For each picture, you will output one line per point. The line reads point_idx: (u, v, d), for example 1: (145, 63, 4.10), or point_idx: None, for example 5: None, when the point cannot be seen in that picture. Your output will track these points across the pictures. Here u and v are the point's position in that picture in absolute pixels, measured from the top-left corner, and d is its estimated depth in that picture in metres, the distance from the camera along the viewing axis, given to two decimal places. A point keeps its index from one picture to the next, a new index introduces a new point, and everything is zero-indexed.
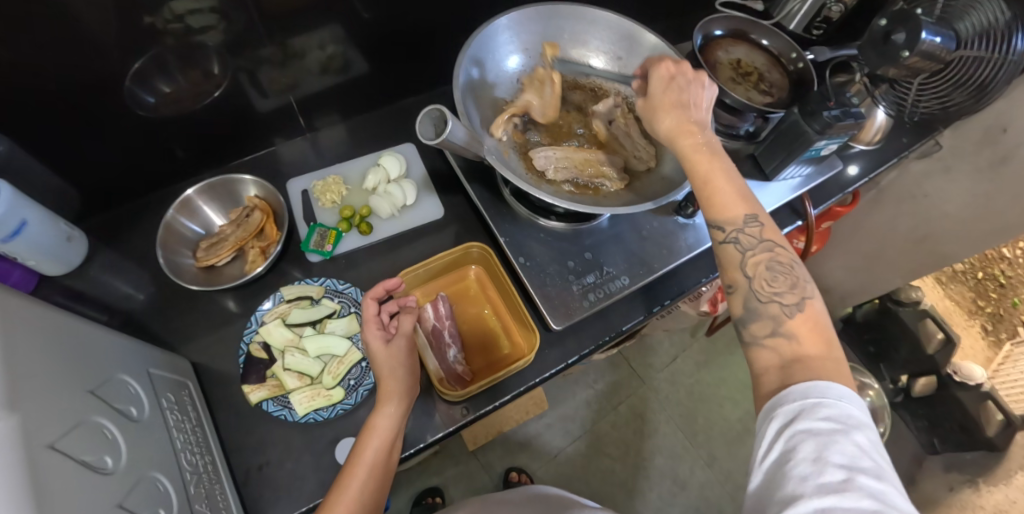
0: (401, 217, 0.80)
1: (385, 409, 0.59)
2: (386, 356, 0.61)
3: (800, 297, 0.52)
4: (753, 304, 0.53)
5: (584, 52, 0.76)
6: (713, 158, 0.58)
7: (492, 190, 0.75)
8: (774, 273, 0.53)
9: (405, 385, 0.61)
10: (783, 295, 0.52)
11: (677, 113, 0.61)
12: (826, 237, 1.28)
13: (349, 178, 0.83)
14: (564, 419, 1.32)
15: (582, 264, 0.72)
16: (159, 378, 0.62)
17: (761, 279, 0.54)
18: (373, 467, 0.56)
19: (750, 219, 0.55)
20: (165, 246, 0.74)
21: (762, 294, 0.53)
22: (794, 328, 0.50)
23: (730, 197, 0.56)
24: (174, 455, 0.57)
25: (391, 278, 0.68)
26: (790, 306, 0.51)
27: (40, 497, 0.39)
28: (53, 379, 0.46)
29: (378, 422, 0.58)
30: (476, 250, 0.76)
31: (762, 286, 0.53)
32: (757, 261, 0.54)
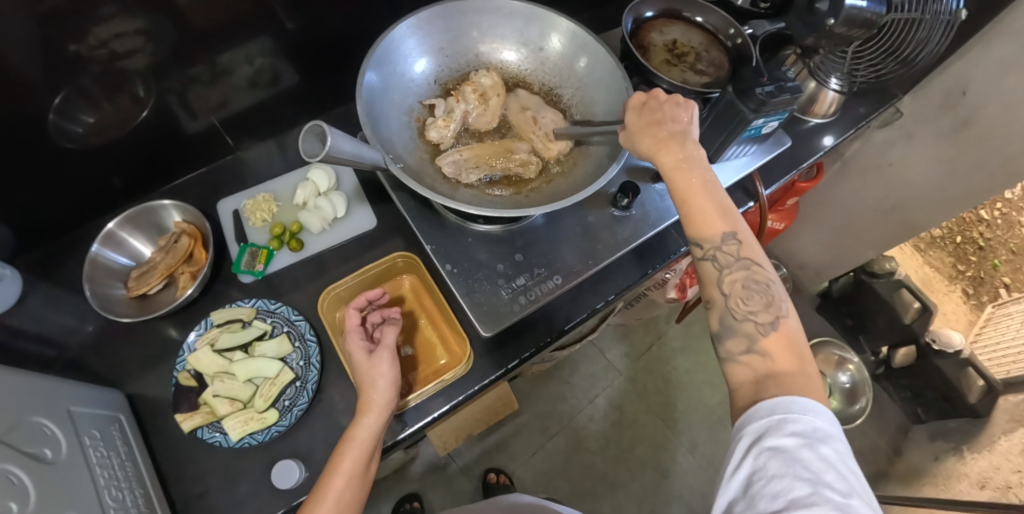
0: (334, 229, 0.79)
1: (364, 420, 0.59)
2: (365, 366, 0.61)
3: (773, 316, 0.51)
4: (728, 322, 0.52)
5: (501, 45, 0.75)
6: (694, 177, 0.56)
7: (419, 197, 0.74)
8: (749, 291, 0.52)
9: (389, 398, 0.60)
10: (756, 313, 0.51)
11: (653, 132, 0.59)
12: (793, 213, 1.25)
13: (280, 194, 0.82)
14: (541, 417, 1.30)
15: (513, 266, 0.71)
16: (82, 416, 0.61)
17: (737, 296, 0.52)
18: (350, 476, 0.56)
19: (728, 236, 0.53)
20: (92, 280, 0.73)
21: (738, 312, 0.52)
22: (768, 346, 0.49)
23: (712, 215, 0.54)
24: (100, 492, 0.56)
25: (375, 289, 0.69)
26: (764, 324, 0.50)
27: None
28: None
29: (358, 432, 0.58)
30: (402, 260, 0.76)
31: (737, 304, 0.52)
32: (733, 280, 0.53)
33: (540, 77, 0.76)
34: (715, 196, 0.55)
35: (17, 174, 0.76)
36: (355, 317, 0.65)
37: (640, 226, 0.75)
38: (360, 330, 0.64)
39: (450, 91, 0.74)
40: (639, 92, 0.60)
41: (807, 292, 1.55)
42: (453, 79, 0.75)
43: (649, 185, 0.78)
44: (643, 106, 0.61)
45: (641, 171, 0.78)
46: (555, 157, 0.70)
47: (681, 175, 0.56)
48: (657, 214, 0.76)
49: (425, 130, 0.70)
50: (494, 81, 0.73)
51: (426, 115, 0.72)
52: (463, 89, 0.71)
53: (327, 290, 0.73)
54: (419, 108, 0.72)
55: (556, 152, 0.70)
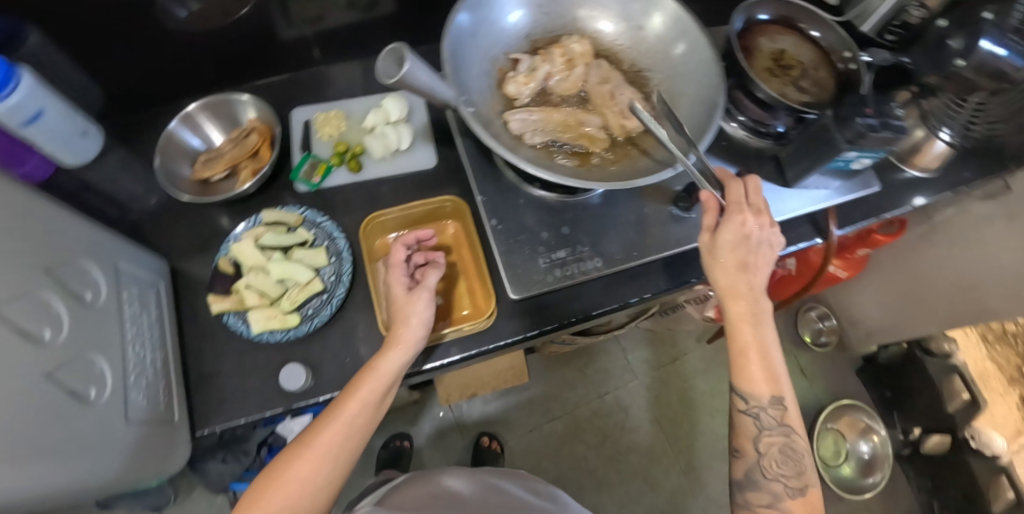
0: (393, 161, 0.78)
1: (391, 354, 0.60)
2: (403, 301, 0.63)
3: (802, 482, 0.57)
4: (757, 476, 0.59)
5: (599, 16, 0.73)
6: (761, 335, 0.60)
7: (481, 147, 0.73)
8: (785, 456, 0.58)
9: (419, 338, 0.61)
10: (788, 477, 0.58)
11: (734, 271, 0.61)
12: (859, 264, 1.17)
13: (351, 115, 0.82)
14: (545, 398, 1.30)
15: (556, 237, 0.69)
16: (126, 273, 0.65)
17: (771, 455, 0.59)
18: (363, 404, 0.58)
19: (775, 401, 0.59)
20: (164, 154, 0.76)
21: (768, 471, 0.58)
22: (790, 506, 0.57)
23: (764, 376, 0.59)
24: (122, 344, 0.60)
25: (425, 229, 0.70)
26: (792, 488, 0.57)
27: None
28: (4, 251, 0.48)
29: (382, 365, 0.59)
30: (451, 204, 0.75)
31: (768, 464, 0.59)
32: (770, 441, 0.59)
33: (632, 55, 0.73)
34: (771, 356, 0.60)
35: (121, 42, 0.80)
36: (402, 253, 0.66)
37: (695, 231, 0.72)
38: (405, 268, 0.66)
39: (537, 50, 0.72)
40: (745, 222, 0.60)
41: (851, 351, 1.46)
42: (543, 38, 0.73)
43: None
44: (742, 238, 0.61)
45: None
46: (626, 133, 0.68)
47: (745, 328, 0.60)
48: None
49: (504, 82, 0.69)
50: (585, 51, 0.72)
51: (508, 69, 0.71)
52: (552, 50, 0.70)
53: (373, 215, 0.74)
54: (503, 59, 0.70)
55: (629, 128, 0.67)
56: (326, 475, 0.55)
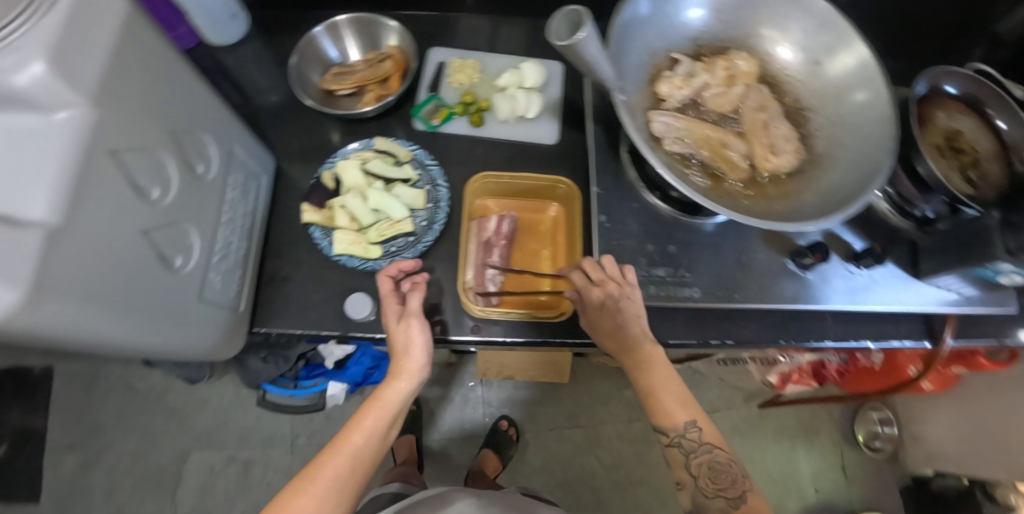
0: (515, 126, 0.75)
1: (396, 383, 0.57)
2: (395, 330, 0.59)
3: (742, 490, 0.53)
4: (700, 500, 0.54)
5: (777, 39, 0.67)
6: (656, 375, 0.56)
7: (611, 139, 0.69)
8: (716, 470, 0.54)
9: (422, 364, 0.59)
10: (726, 491, 0.53)
11: (607, 329, 0.58)
12: (946, 383, 1.06)
13: (487, 69, 0.80)
14: (574, 404, 1.25)
15: (661, 254, 0.65)
16: (238, 158, 0.66)
17: (704, 473, 0.54)
18: (368, 436, 0.55)
19: (691, 424, 0.55)
20: (301, 56, 0.77)
21: (706, 491, 0.54)
22: None
23: (673, 404, 0.55)
24: (217, 226, 0.62)
25: (409, 258, 0.65)
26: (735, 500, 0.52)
27: (82, 185, 0.43)
28: (138, 103, 0.49)
29: (388, 394, 0.57)
30: (562, 188, 0.72)
31: (706, 485, 0.54)
32: (701, 462, 0.54)
33: (798, 91, 0.67)
34: (674, 390, 0.56)
35: None
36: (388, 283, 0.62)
37: (806, 292, 0.67)
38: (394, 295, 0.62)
39: (700, 57, 0.67)
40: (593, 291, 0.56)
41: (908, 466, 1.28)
42: (710, 47, 0.68)
43: (841, 262, 0.72)
44: (602, 304, 0.58)
45: (840, 244, 0.72)
46: (769, 170, 0.63)
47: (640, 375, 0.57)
48: (824, 296, 0.68)
49: (657, 79, 0.65)
50: (751, 73, 0.67)
51: (665, 67, 0.66)
52: (717, 61, 0.66)
53: (479, 174, 0.71)
54: (663, 56, 0.66)
55: (773, 167, 0.63)
56: None
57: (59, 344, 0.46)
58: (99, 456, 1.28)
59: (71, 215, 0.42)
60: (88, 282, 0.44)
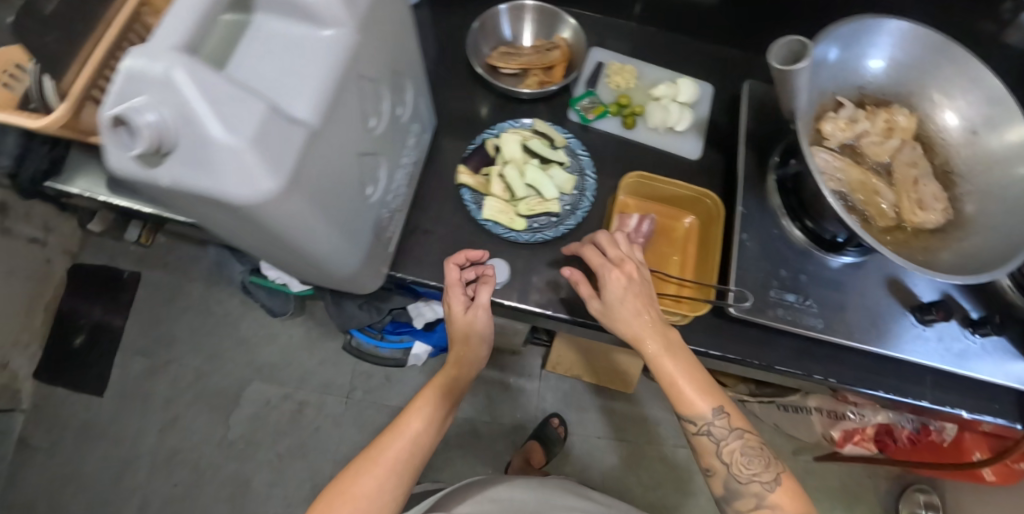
0: (662, 136, 0.79)
1: (449, 371, 0.65)
2: (463, 321, 0.64)
3: (774, 471, 0.55)
4: (732, 485, 0.55)
5: (943, 104, 0.69)
6: (677, 362, 0.56)
7: (761, 165, 0.74)
8: (749, 456, 0.55)
9: (479, 354, 0.65)
10: (760, 474, 0.54)
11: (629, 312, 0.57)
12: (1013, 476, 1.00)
13: (643, 76, 0.84)
14: (624, 417, 1.27)
15: (792, 280, 0.69)
16: (422, 109, 0.70)
17: (738, 461, 0.55)
18: (432, 421, 0.62)
19: (720, 409, 0.55)
20: (479, 29, 0.80)
21: (741, 477, 0.55)
22: (778, 500, 0.53)
23: (701, 393, 0.55)
24: (392, 164, 0.64)
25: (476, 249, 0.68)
26: (768, 482, 0.54)
27: (337, 98, 0.45)
28: (381, 36, 0.51)
29: (440, 380, 0.64)
30: (708, 203, 0.72)
31: (738, 470, 0.55)
32: (731, 448, 0.55)
33: (952, 156, 0.69)
34: (698, 378, 0.56)
35: None
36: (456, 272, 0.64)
37: (923, 345, 0.69)
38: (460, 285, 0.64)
39: (863, 106, 0.71)
40: (618, 272, 0.56)
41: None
42: (873, 98, 0.71)
43: (957, 327, 0.72)
44: (628, 285, 0.58)
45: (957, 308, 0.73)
46: (914, 224, 0.65)
47: (658, 363, 0.56)
48: (899, 346, 0.69)
49: (821, 118, 0.68)
50: (909, 131, 0.69)
51: (829, 109, 0.70)
52: (879, 113, 0.69)
53: (639, 173, 0.72)
54: (829, 98, 0.69)
55: (919, 221, 0.65)
56: (392, 490, 0.57)
57: (271, 237, 0.48)
58: (167, 364, 1.34)
59: (326, 123, 0.44)
60: (317, 188, 0.46)
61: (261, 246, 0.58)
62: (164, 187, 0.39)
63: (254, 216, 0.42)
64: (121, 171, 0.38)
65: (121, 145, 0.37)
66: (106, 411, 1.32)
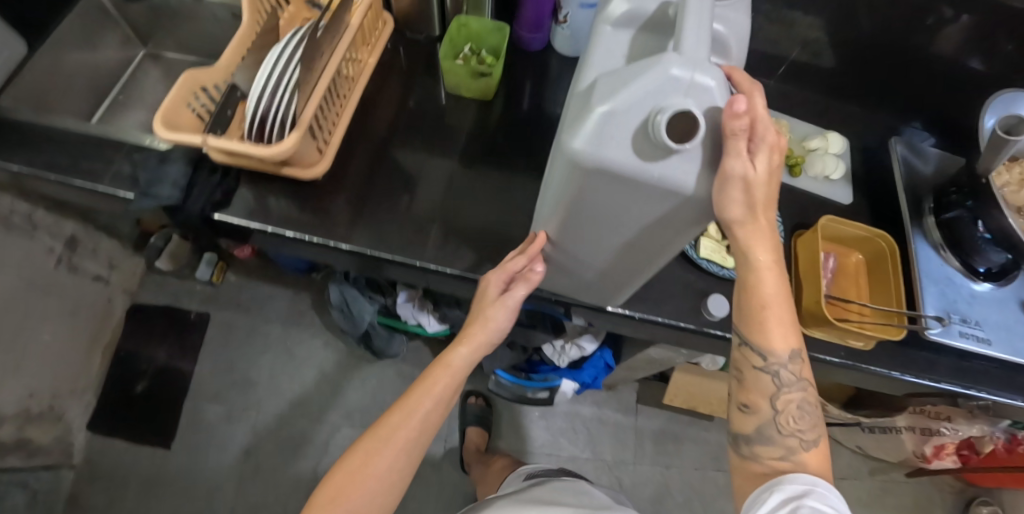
0: (820, 184, 0.89)
1: (457, 349, 0.65)
2: (490, 302, 0.65)
3: (818, 434, 0.53)
4: (770, 432, 0.53)
5: None
6: (771, 274, 0.51)
7: (915, 208, 0.87)
8: (803, 412, 0.53)
9: (489, 339, 0.66)
10: (805, 432, 0.52)
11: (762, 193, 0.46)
12: None
13: (793, 130, 0.94)
14: (718, 447, 1.32)
15: (958, 304, 0.81)
16: None
17: (789, 412, 0.53)
18: (436, 400, 0.63)
19: (796, 354, 0.53)
20: None
21: (783, 427, 0.53)
22: (806, 459, 0.52)
23: (786, 326, 0.53)
24: None
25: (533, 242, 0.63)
26: (808, 442, 0.52)
27: None
28: None
29: (451, 360, 0.64)
30: (880, 242, 0.82)
31: (785, 421, 0.53)
32: (789, 398, 0.53)
33: None
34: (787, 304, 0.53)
35: None
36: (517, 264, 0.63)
37: None
38: (501, 277, 0.65)
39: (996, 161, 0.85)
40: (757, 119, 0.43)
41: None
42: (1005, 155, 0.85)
43: None
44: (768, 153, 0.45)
45: None
46: None
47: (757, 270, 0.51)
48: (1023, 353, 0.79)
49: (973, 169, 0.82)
50: None
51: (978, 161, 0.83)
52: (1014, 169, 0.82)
53: (824, 218, 0.81)
54: None
55: None
56: (394, 464, 0.61)
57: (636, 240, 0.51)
58: (245, 411, 1.26)
59: None
60: None
61: (571, 254, 0.60)
62: (626, 180, 0.42)
63: (672, 216, 0.45)
64: (602, 163, 0.41)
65: (620, 139, 0.41)
66: (176, 466, 1.21)
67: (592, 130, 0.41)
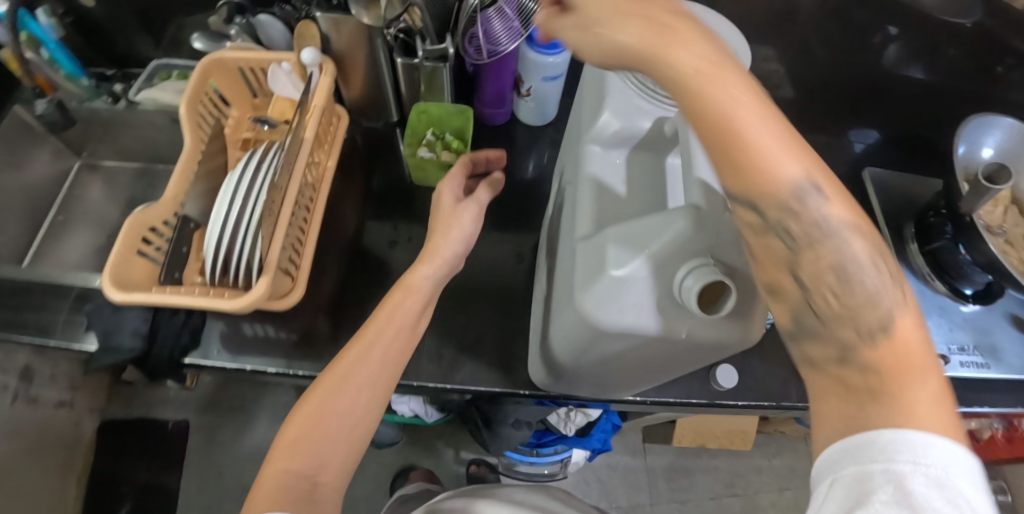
0: None
1: (420, 268, 0.59)
2: (449, 210, 0.63)
3: (887, 317, 0.33)
4: (805, 320, 0.35)
5: None
6: (717, 78, 0.34)
7: (896, 236, 0.87)
8: (850, 284, 0.33)
9: (454, 254, 0.60)
10: (873, 333, 0.32)
11: (665, 21, 0.35)
12: None
13: None
14: (732, 474, 1.31)
15: (953, 331, 0.81)
16: None
17: (826, 286, 0.33)
18: (401, 328, 0.56)
19: (813, 187, 0.33)
20: None
21: (838, 321, 0.33)
22: (873, 359, 0.32)
23: (801, 153, 0.34)
24: None
25: (495, 149, 0.75)
26: (874, 335, 0.32)
27: None
28: None
29: (413, 280, 0.58)
30: None
31: (824, 300, 0.34)
32: (822, 261, 0.33)
33: None
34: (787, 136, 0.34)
35: None
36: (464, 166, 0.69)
37: None
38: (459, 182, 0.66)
39: None
40: None
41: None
42: None
43: None
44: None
45: None
46: None
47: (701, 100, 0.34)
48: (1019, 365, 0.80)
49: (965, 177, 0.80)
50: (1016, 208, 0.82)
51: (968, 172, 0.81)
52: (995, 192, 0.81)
53: None
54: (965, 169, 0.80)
55: None
56: (364, 406, 0.52)
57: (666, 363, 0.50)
58: None
59: None
60: None
61: (596, 378, 0.58)
62: (649, 338, 0.41)
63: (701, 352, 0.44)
64: (622, 328, 0.40)
65: (634, 302, 0.40)
66: None
67: (605, 292, 0.40)
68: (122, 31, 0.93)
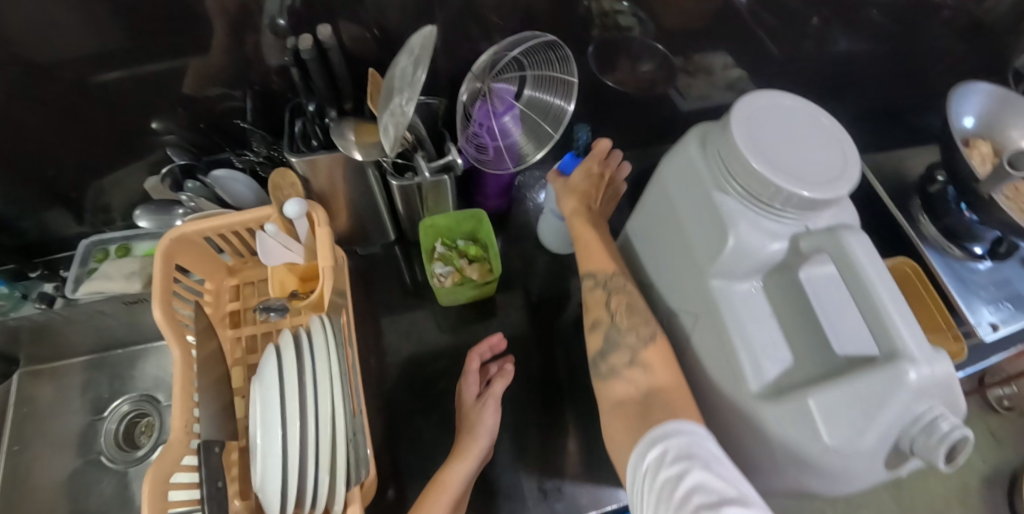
0: None
1: (456, 465, 0.58)
2: (473, 410, 0.65)
3: (651, 331, 0.50)
4: (612, 337, 0.52)
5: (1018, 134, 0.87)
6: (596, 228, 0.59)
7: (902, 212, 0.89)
8: (633, 309, 0.52)
9: (484, 447, 0.61)
10: (638, 329, 0.51)
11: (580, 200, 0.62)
12: None
13: None
14: None
15: (982, 291, 0.82)
16: None
17: (636, 327, 0.51)
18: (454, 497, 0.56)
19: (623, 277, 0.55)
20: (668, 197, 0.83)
21: (620, 326, 0.51)
22: (646, 356, 0.49)
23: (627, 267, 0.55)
24: None
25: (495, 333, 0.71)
26: (642, 339, 0.50)
27: None
28: None
29: (449, 478, 0.57)
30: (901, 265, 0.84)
31: (620, 321, 0.52)
32: (622, 307, 0.53)
33: None
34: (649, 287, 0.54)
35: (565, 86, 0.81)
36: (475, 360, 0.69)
37: None
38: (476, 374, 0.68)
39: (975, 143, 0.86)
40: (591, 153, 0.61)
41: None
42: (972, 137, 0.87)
43: None
44: (592, 173, 0.62)
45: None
46: None
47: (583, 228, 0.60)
48: None
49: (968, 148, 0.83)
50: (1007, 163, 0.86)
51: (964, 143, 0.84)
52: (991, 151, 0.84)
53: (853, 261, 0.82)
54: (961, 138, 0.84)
55: None
56: None
57: None
58: None
59: None
60: None
61: None
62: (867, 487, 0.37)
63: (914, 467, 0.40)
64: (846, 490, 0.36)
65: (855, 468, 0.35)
66: None
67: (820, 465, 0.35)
68: (31, 216, 0.76)
